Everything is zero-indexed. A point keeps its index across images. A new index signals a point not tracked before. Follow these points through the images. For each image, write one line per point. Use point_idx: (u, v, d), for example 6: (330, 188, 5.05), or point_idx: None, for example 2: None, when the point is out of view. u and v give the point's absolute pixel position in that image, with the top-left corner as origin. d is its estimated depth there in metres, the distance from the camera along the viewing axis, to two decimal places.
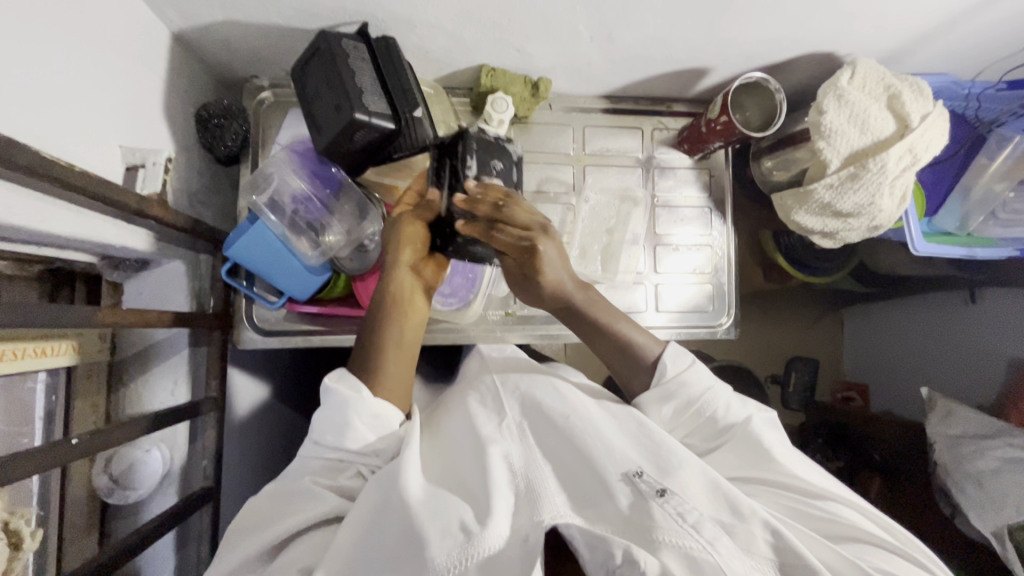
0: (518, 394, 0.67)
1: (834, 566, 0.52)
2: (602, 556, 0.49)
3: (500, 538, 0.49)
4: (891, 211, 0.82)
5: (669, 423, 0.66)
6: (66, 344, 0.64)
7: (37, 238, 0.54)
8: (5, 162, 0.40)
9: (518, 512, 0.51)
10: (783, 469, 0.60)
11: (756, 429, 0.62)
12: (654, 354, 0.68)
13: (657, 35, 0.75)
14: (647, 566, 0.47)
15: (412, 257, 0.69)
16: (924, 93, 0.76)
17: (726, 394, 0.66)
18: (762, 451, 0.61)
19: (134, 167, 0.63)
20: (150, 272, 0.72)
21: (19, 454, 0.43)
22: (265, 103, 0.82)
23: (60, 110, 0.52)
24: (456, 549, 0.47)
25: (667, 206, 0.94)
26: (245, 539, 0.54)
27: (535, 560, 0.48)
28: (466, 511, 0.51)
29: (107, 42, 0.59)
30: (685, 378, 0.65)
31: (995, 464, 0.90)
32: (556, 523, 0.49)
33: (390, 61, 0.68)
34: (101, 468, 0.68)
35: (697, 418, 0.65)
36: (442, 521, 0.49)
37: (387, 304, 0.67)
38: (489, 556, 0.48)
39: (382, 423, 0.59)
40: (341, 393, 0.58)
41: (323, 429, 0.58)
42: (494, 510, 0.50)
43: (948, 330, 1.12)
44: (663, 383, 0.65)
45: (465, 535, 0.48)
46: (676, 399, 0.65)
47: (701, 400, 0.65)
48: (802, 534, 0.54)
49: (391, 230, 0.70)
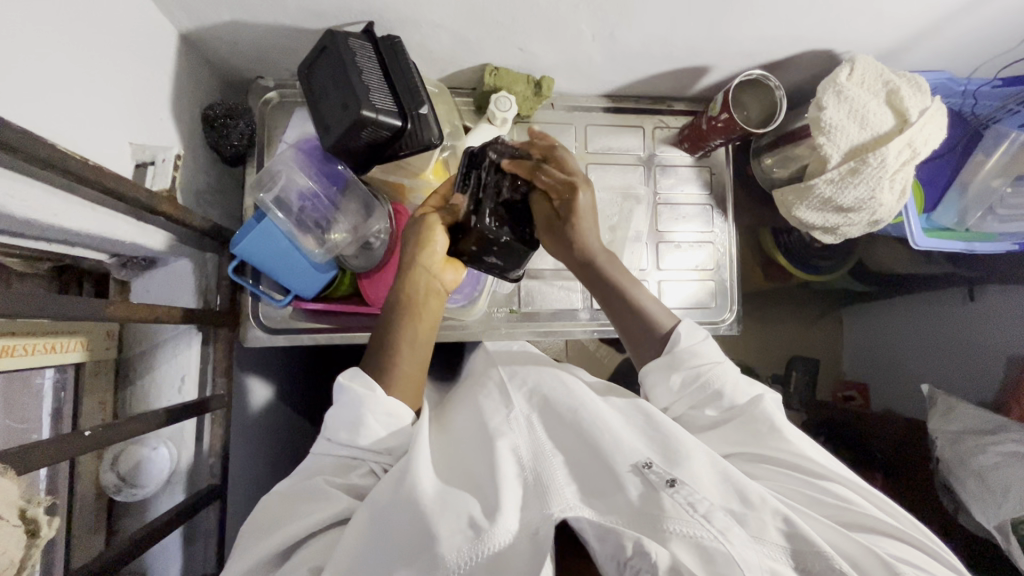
0: (526, 388, 0.67)
1: (847, 552, 0.53)
2: (613, 548, 0.48)
3: (509, 533, 0.49)
4: (891, 205, 0.83)
5: (676, 393, 0.66)
6: (74, 340, 0.65)
7: (49, 233, 0.54)
8: (23, 154, 0.41)
9: (527, 506, 0.51)
10: (792, 450, 0.61)
11: (764, 409, 0.63)
12: (666, 328, 0.69)
13: (658, 35, 0.76)
14: (659, 559, 0.46)
15: (431, 260, 0.68)
16: (921, 88, 0.78)
17: (732, 370, 0.67)
18: (771, 430, 0.62)
19: (144, 164, 0.65)
20: (159, 269, 0.72)
21: (34, 444, 0.43)
22: (270, 103, 0.83)
23: (72, 106, 0.53)
24: (467, 547, 0.47)
25: (668, 203, 0.95)
26: (256, 541, 0.54)
27: (543, 558, 0.48)
28: (475, 507, 0.51)
29: (117, 40, 0.59)
30: (696, 350, 0.66)
31: (996, 458, 0.90)
32: (566, 515, 0.49)
33: (396, 59, 0.69)
34: (108, 464, 0.68)
35: (704, 389, 0.65)
36: (452, 517, 0.49)
37: (401, 308, 0.66)
38: (499, 553, 0.48)
39: (395, 421, 0.58)
40: (353, 390, 0.58)
41: (336, 426, 0.59)
42: (503, 506, 0.50)
43: (948, 325, 1.13)
44: (675, 352, 0.66)
45: (474, 531, 0.48)
46: (683, 369, 0.65)
47: (708, 372, 0.65)
48: (820, 526, 0.54)
49: (412, 231, 0.69)
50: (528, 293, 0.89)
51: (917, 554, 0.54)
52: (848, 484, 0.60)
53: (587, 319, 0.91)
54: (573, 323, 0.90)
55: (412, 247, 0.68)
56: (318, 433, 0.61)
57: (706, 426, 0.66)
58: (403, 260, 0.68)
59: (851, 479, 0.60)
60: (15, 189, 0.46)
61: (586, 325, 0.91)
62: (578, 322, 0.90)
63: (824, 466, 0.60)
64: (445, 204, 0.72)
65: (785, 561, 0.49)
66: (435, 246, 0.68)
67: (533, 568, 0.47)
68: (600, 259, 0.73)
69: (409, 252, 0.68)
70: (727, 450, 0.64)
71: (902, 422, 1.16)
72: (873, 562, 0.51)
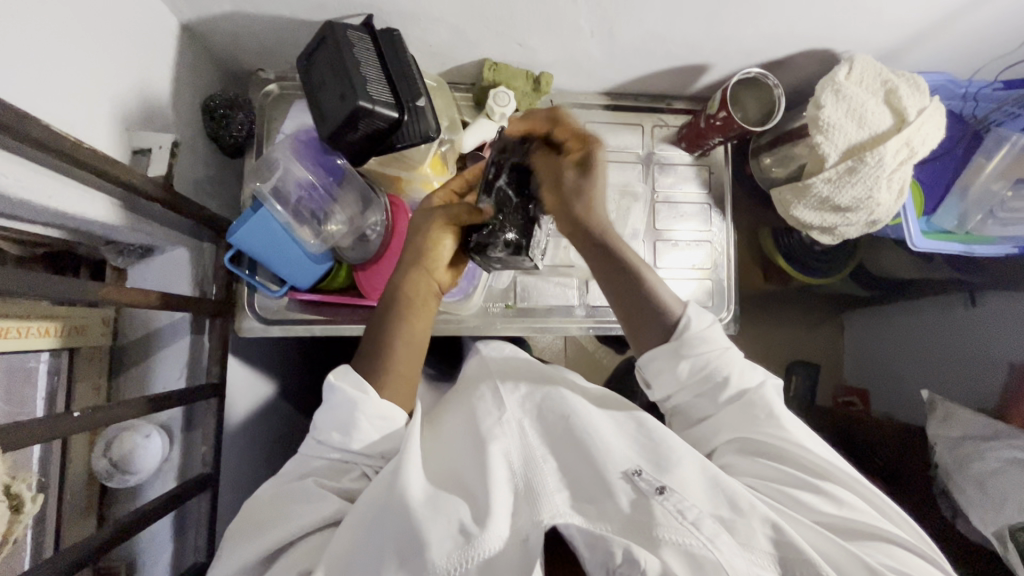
0: (520, 393, 0.65)
1: (835, 558, 0.52)
2: (601, 556, 0.48)
3: (500, 539, 0.48)
4: (888, 205, 0.83)
5: (680, 380, 0.65)
6: (68, 325, 0.65)
7: (45, 216, 0.55)
8: (16, 134, 0.41)
9: (518, 512, 0.51)
10: (787, 438, 0.60)
11: (761, 398, 0.63)
12: (676, 314, 0.67)
13: (657, 32, 0.76)
14: (648, 565, 0.46)
15: (434, 264, 0.69)
16: (920, 88, 0.77)
17: (739, 359, 0.65)
18: (768, 417, 0.62)
19: (141, 151, 0.64)
20: (156, 258, 0.72)
21: (22, 422, 0.43)
22: (270, 96, 0.84)
23: (70, 89, 0.53)
24: (457, 551, 0.47)
25: (668, 201, 0.95)
26: (246, 542, 0.54)
27: (534, 561, 0.47)
28: (465, 511, 0.50)
29: (115, 28, 0.60)
30: (706, 335, 0.65)
31: (995, 465, 0.89)
32: (556, 523, 0.48)
33: (394, 52, 0.70)
34: (100, 451, 0.67)
35: (710, 378, 0.64)
36: (442, 522, 0.49)
37: (398, 306, 0.66)
38: (488, 559, 0.47)
39: (390, 424, 0.58)
40: (345, 391, 0.58)
41: (327, 428, 0.58)
42: (494, 512, 0.49)
43: (950, 334, 1.11)
44: (686, 337, 0.65)
45: (464, 537, 0.48)
46: (693, 356, 0.64)
47: (716, 360, 0.64)
48: (809, 532, 0.54)
49: (419, 237, 0.68)
50: (524, 289, 0.89)
51: (907, 557, 0.54)
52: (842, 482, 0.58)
53: (584, 315, 0.90)
54: (570, 320, 0.90)
55: (417, 250, 0.68)
56: (308, 433, 0.60)
57: (704, 417, 0.66)
58: (406, 265, 0.68)
59: (857, 483, 0.59)
60: (11, 171, 0.47)
61: (582, 322, 0.90)
62: (575, 318, 0.90)
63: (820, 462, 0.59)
64: (466, 189, 0.74)
65: (771, 568, 0.49)
66: (442, 248, 0.68)
67: (523, 571, 0.47)
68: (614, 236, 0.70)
69: (414, 252, 0.68)
70: (721, 438, 0.64)
71: (901, 426, 1.15)
72: (857, 565, 0.51)
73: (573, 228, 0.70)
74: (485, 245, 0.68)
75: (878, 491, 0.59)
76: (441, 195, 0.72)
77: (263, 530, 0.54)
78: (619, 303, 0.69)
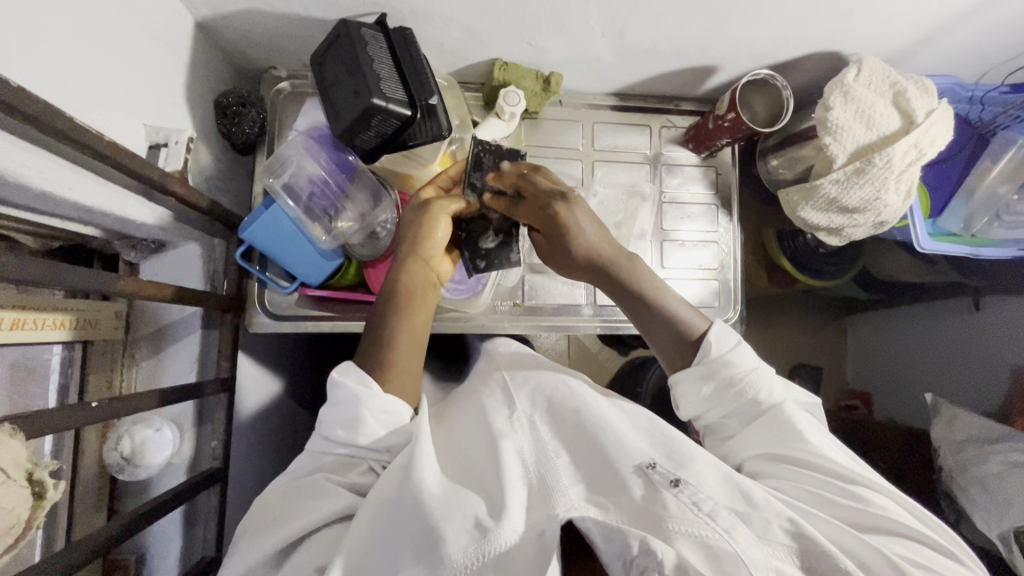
0: (529, 388, 0.65)
1: (861, 556, 0.52)
2: (617, 547, 0.48)
3: (514, 533, 0.48)
4: (896, 206, 0.83)
5: (706, 400, 0.66)
6: (82, 320, 0.65)
7: (63, 208, 0.55)
8: (40, 124, 0.42)
9: (533, 506, 0.51)
10: (811, 451, 0.61)
11: (787, 412, 0.63)
12: (699, 330, 0.69)
13: (667, 33, 0.77)
14: (664, 557, 0.45)
15: (429, 251, 0.70)
16: (928, 90, 0.78)
17: (769, 376, 0.65)
18: (790, 431, 0.62)
19: (157, 146, 0.65)
20: (167, 253, 0.73)
21: (42, 410, 0.44)
22: (283, 93, 0.85)
23: (89, 82, 0.54)
24: (474, 546, 0.47)
25: (674, 202, 0.95)
26: (260, 537, 0.54)
27: (550, 558, 0.47)
28: (481, 507, 0.50)
29: (134, 24, 0.60)
30: (729, 359, 0.65)
31: (999, 467, 0.89)
32: (571, 516, 0.48)
33: (407, 51, 0.71)
34: (113, 444, 0.68)
35: (738, 396, 0.65)
36: (457, 517, 0.48)
37: (399, 299, 0.66)
38: (504, 553, 0.47)
39: (393, 419, 0.59)
40: (350, 387, 0.58)
41: (333, 423, 0.58)
42: (509, 505, 0.50)
43: (955, 337, 1.12)
44: (708, 361, 0.65)
45: (479, 532, 0.48)
46: (717, 379, 0.65)
47: (745, 381, 0.64)
48: (830, 530, 0.54)
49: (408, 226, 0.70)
50: (532, 287, 0.90)
51: (935, 555, 0.54)
52: (863, 482, 0.59)
53: (590, 314, 0.91)
54: (576, 319, 0.90)
55: (412, 236, 0.69)
56: (314, 430, 0.61)
57: (730, 436, 0.67)
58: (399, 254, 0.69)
59: (883, 487, 0.59)
60: (33, 162, 0.48)
61: (588, 321, 0.91)
62: (581, 317, 0.90)
63: (845, 468, 0.60)
64: (452, 186, 0.75)
65: (790, 560, 0.49)
66: (436, 235, 0.70)
67: (539, 568, 0.46)
68: (617, 272, 0.71)
69: (409, 240, 0.69)
70: (746, 453, 0.64)
71: (905, 430, 1.15)
72: (884, 564, 0.50)
73: (573, 272, 0.75)
74: (479, 235, 0.75)
75: (907, 496, 0.60)
76: (428, 190, 0.73)
77: (276, 524, 0.54)
78: (639, 321, 0.71)
